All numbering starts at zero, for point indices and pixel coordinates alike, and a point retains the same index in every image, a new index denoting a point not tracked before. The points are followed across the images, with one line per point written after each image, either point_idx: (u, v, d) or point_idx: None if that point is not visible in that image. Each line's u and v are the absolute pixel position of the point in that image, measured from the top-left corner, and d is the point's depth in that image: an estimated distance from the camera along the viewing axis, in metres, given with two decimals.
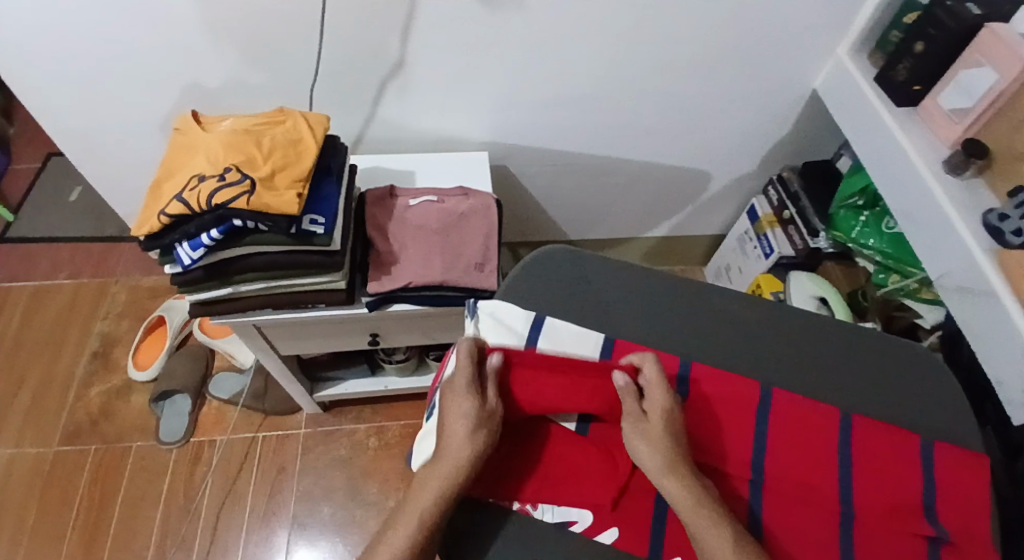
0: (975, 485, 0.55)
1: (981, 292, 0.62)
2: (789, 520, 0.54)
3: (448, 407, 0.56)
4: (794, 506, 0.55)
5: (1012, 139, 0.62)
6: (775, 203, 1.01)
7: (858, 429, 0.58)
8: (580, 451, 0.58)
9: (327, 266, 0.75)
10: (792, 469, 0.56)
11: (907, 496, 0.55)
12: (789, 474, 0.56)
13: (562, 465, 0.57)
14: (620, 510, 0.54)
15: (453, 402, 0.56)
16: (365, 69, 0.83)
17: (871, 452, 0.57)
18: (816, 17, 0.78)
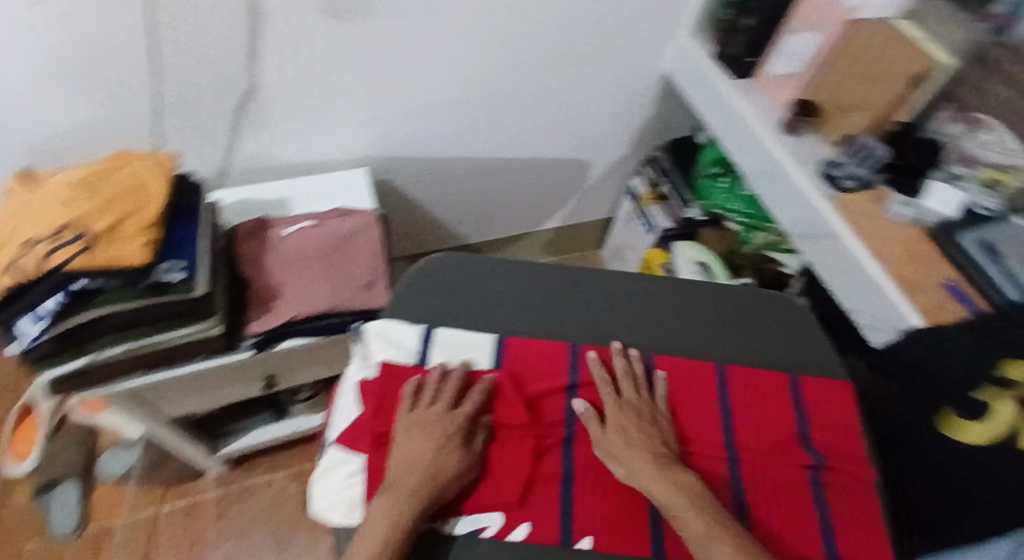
0: (841, 407, 0.60)
1: (823, 235, 0.75)
2: (685, 473, 0.54)
3: (415, 427, 0.53)
4: (687, 459, 0.55)
5: (836, 94, 0.78)
6: (651, 181, 1.17)
7: (734, 378, 0.60)
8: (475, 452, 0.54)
9: (194, 313, 0.68)
10: (683, 428, 0.57)
11: (785, 429, 0.58)
12: (680, 433, 0.57)
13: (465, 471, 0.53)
14: (530, 501, 0.52)
15: (427, 420, 0.54)
16: (214, 102, 0.79)
17: (749, 396, 0.59)
18: (648, 5, 0.90)
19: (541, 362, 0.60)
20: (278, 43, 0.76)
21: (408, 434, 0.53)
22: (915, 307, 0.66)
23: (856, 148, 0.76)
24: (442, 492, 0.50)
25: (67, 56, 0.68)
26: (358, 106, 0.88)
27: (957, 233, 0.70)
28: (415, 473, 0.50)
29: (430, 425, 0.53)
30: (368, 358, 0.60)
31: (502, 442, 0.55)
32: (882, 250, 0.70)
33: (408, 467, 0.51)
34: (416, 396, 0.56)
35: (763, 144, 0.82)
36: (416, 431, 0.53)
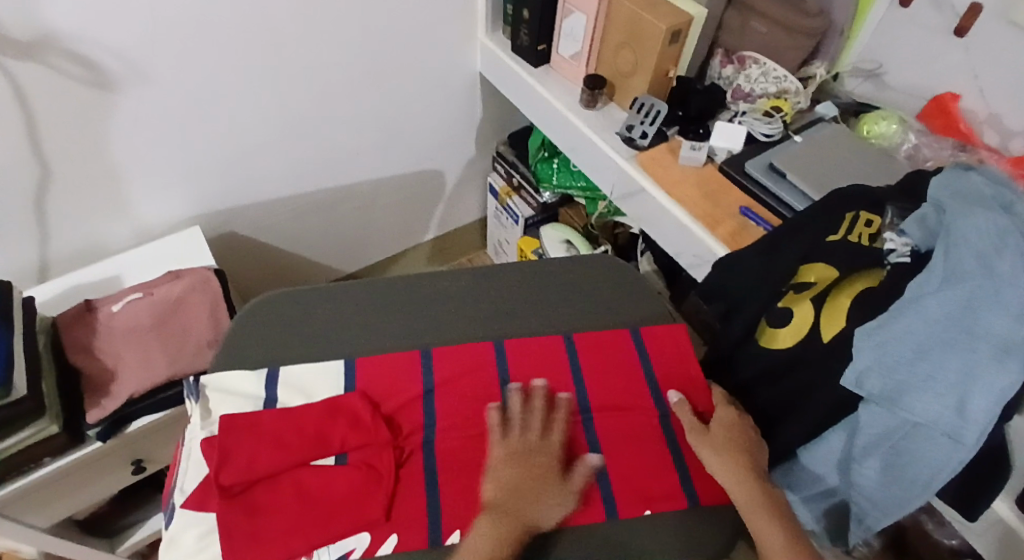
0: (676, 345, 0.66)
1: (634, 192, 0.80)
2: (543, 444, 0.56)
3: (518, 455, 0.54)
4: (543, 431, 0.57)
5: (616, 62, 0.85)
6: (505, 175, 1.20)
7: (580, 345, 0.64)
8: (329, 479, 0.53)
9: (21, 416, 0.64)
10: (536, 402, 0.59)
11: (633, 383, 0.62)
12: (534, 408, 0.59)
13: (321, 503, 0.51)
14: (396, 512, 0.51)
15: (529, 450, 0.54)
16: (8, 195, 0.76)
17: (596, 360, 0.63)
18: (437, 13, 0.93)
19: (386, 377, 0.61)
20: (58, 123, 0.74)
21: (507, 464, 0.53)
22: (717, 240, 0.71)
23: (644, 108, 0.81)
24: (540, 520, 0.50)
25: None
26: (173, 165, 0.87)
27: (743, 163, 0.77)
28: (524, 500, 0.50)
29: (534, 453, 0.54)
30: (210, 412, 0.58)
31: (357, 464, 0.54)
32: (681, 196, 0.76)
33: (516, 492, 0.51)
34: (316, 424, 0.56)
35: (567, 120, 0.87)
36: (521, 458, 0.54)
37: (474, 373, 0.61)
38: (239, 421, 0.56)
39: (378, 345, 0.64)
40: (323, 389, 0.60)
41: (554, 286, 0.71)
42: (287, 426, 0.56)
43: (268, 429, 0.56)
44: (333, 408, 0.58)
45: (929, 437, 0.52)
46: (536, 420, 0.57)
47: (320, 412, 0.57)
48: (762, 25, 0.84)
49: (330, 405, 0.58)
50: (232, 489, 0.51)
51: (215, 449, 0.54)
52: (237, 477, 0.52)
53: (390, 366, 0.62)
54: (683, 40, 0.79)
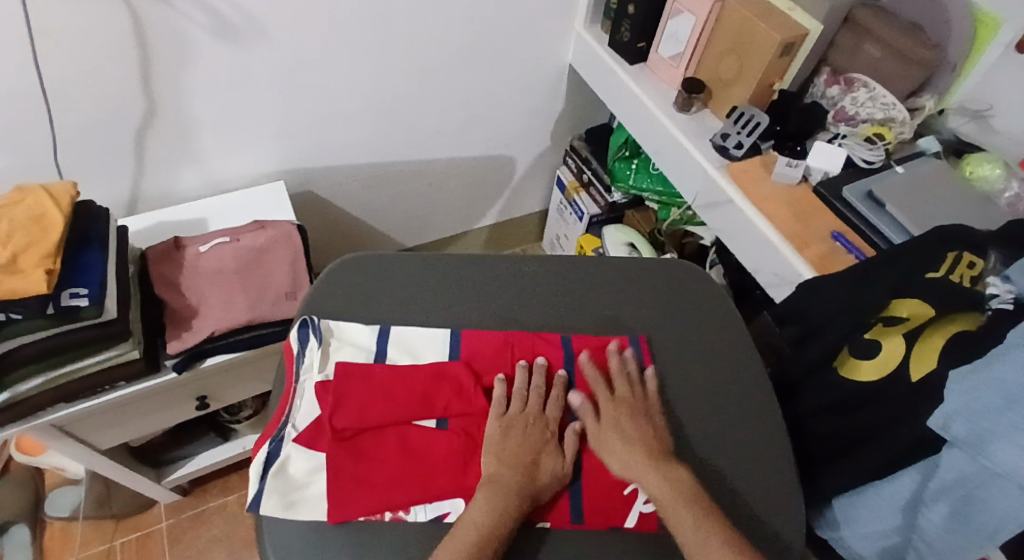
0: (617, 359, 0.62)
1: (721, 202, 0.79)
2: None
3: (516, 430, 0.56)
4: None
5: (718, 70, 0.83)
6: (575, 170, 1.20)
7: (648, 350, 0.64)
8: (429, 441, 0.56)
9: (109, 338, 0.67)
10: None
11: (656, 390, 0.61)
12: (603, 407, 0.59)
13: (419, 463, 0.54)
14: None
15: (530, 427, 0.56)
16: (115, 127, 0.79)
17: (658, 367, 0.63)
18: (540, 1, 0.93)
19: (491, 353, 0.62)
20: (172, 65, 0.76)
21: (502, 436, 0.55)
22: (804, 261, 0.69)
23: (742, 118, 0.80)
24: (541, 492, 0.52)
25: None
26: (265, 118, 0.90)
27: (840, 187, 0.75)
28: (518, 472, 0.52)
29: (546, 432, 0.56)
30: (327, 358, 0.61)
31: (457, 432, 0.57)
32: (771, 212, 0.74)
33: (508, 466, 0.52)
34: (423, 386, 0.58)
35: (659, 122, 0.86)
36: (517, 433, 0.56)
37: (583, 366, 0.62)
38: (353, 369, 0.59)
39: (450, 319, 0.65)
40: (430, 352, 0.62)
41: (630, 281, 0.70)
42: (393, 382, 0.58)
43: (376, 384, 0.58)
44: (438, 372, 0.59)
45: (1003, 488, 0.48)
46: (535, 395, 0.59)
47: (426, 376, 0.59)
48: (875, 47, 0.81)
49: (437, 370, 0.59)
50: (343, 432, 0.55)
51: (329, 393, 0.57)
52: (348, 421, 0.55)
53: (498, 342, 0.63)
54: (795, 54, 0.78)
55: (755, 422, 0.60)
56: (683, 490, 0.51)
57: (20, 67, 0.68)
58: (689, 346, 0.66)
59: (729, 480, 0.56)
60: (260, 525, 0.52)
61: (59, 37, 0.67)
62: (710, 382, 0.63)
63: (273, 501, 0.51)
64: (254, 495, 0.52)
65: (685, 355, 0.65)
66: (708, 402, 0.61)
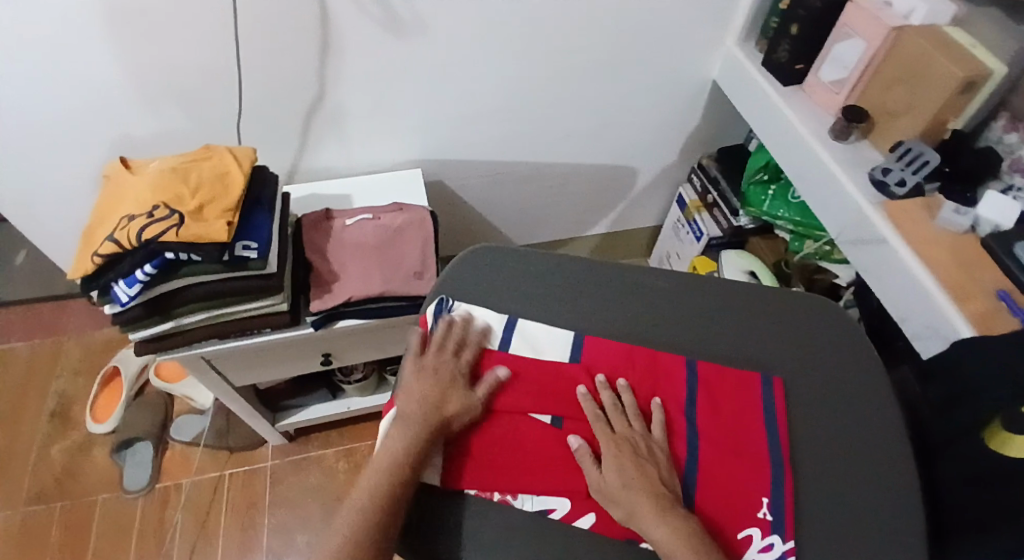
0: (744, 393, 0.60)
1: (873, 241, 0.75)
2: (731, 477, 0.55)
3: (427, 371, 0.60)
4: (728, 461, 0.56)
5: (883, 100, 0.79)
6: (699, 189, 1.18)
7: (778, 389, 0.61)
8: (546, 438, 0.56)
9: (263, 290, 0.75)
10: (723, 435, 0.57)
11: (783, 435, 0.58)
12: (720, 439, 0.57)
13: (532, 457, 0.55)
14: None
15: (439, 365, 0.60)
16: (289, 101, 0.88)
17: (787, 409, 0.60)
18: (694, 16, 0.93)
19: (614, 362, 0.62)
20: (343, 51, 0.83)
21: (417, 375, 0.60)
22: (964, 316, 0.64)
23: (908, 154, 0.75)
24: (450, 422, 0.56)
25: (171, 60, 0.78)
26: (412, 110, 0.96)
27: (1012, 242, 0.67)
28: (426, 406, 0.56)
29: (456, 375, 0.59)
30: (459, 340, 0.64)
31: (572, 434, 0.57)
32: (930, 259, 0.69)
33: (419, 401, 0.57)
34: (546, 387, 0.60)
35: (810, 149, 0.83)
36: (429, 372, 0.60)
37: (707, 393, 0.60)
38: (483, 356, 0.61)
39: (602, 321, 0.67)
40: (552, 351, 0.63)
41: (762, 312, 0.68)
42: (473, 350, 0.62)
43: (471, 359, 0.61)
44: (553, 371, 0.61)
45: None
46: (451, 342, 0.62)
47: (545, 375, 0.61)
48: None
49: (555, 370, 0.61)
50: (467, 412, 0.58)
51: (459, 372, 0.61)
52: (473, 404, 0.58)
53: (620, 354, 0.63)
54: (976, 93, 0.72)
55: (889, 482, 0.56)
56: (657, 499, 0.51)
57: (223, 41, 0.78)
58: (821, 389, 0.62)
59: (851, 538, 0.53)
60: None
61: (256, 17, 0.76)
62: (841, 430, 0.59)
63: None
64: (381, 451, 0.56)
65: (817, 398, 0.61)
66: (836, 450, 0.58)
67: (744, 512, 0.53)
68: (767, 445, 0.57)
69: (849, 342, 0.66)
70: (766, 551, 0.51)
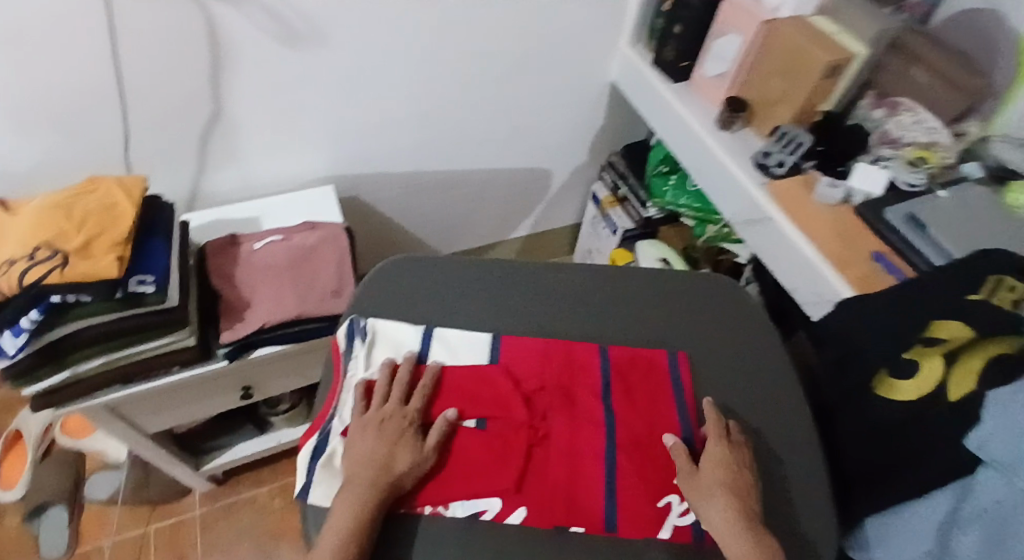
0: (651, 372, 0.63)
1: (761, 220, 0.81)
2: (648, 455, 0.57)
3: (372, 427, 0.55)
4: (644, 442, 0.58)
5: (761, 89, 0.85)
6: (611, 186, 1.22)
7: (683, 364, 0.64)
8: (472, 440, 0.56)
9: (168, 324, 0.71)
10: (636, 416, 0.59)
11: (688, 407, 0.61)
12: (635, 421, 0.59)
13: (461, 462, 0.55)
14: (526, 489, 0.54)
15: (385, 420, 0.56)
16: (182, 125, 0.84)
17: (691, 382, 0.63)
18: (587, 18, 0.96)
19: (530, 360, 0.63)
20: (236, 67, 0.81)
21: (363, 432, 0.55)
22: (845, 281, 0.70)
23: (785, 138, 0.82)
24: (400, 481, 0.52)
25: (42, 88, 0.72)
26: (316, 125, 0.94)
27: (883, 209, 0.75)
28: (372, 466, 0.52)
29: (405, 427, 0.55)
30: (371, 358, 0.62)
31: (495, 434, 0.57)
32: (813, 231, 0.75)
33: (364, 461, 0.52)
34: (459, 392, 0.60)
35: (700, 140, 0.88)
36: (375, 428, 0.55)
37: (621, 377, 0.62)
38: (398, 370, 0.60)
39: (509, 323, 0.67)
40: (470, 354, 0.63)
41: (666, 294, 0.72)
42: (399, 385, 0.59)
43: (384, 387, 0.59)
44: (468, 375, 0.61)
45: None
46: (396, 393, 0.58)
47: (466, 378, 0.61)
48: (922, 73, 0.82)
49: (473, 373, 0.61)
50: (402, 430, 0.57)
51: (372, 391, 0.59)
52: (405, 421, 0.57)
53: (536, 350, 0.64)
54: (839, 77, 0.79)
55: (795, 440, 0.60)
56: (745, 519, 0.51)
57: (101, 65, 0.73)
58: (730, 361, 0.66)
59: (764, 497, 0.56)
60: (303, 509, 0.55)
61: (135, 37, 0.72)
62: (751, 398, 0.63)
63: (320, 491, 0.54)
64: (303, 484, 0.54)
65: (726, 370, 0.65)
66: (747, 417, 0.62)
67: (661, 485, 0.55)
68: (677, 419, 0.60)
69: (747, 313, 0.70)
70: (685, 515, 0.53)
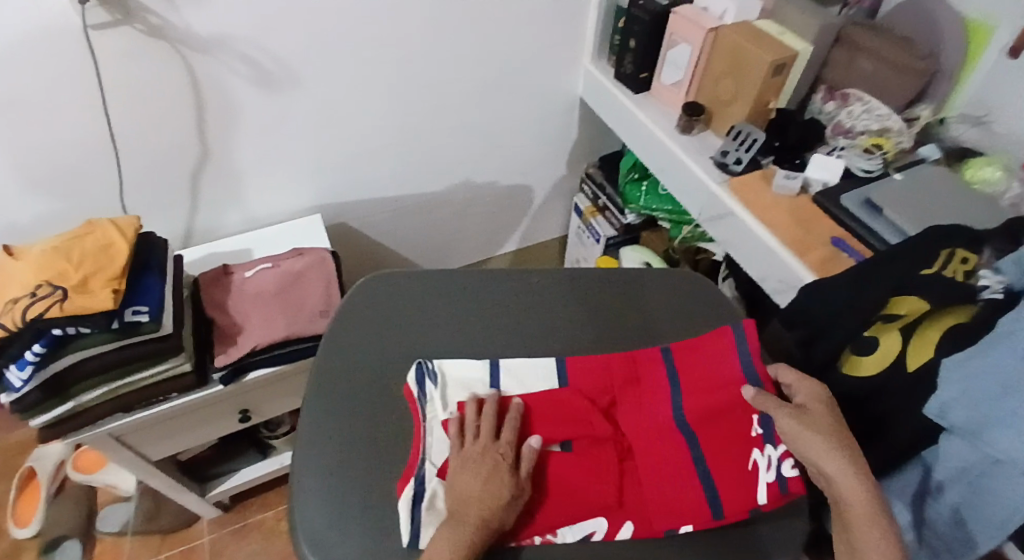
0: (718, 347, 0.60)
1: (723, 215, 0.83)
2: (703, 437, 0.57)
3: (472, 460, 0.54)
4: (705, 425, 0.58)
5: (716, 92, 0.89)
6: (591, 196, 1.26)
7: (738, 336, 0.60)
8: (568, 464, 0.56)
9: (163, 352, 0.75)
10: (696, 402, 0.59)
11: (732, 372, 0.58)
12: (693, 408, 0.59)
13: (557, 486, 0.55)
14: (625, 502, 0.55)
15: (484, 452, 0.54)
16: (173, 167, 0.90)
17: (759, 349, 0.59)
18: (549, 39, 1.01)
19: (597, 374, 0.63)
20: (219, 110, 0.86)
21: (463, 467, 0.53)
22: (806, 266, 0.72)
23: (741, 135, 0.85)
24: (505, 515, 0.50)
25: (41, 143, 0.78)
26: (300, 158, 0.99)
27: (838, 196, 0.78)
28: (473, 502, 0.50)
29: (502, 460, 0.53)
30: (444, 396, 0.61)
31: (585, 455, 0.57)
32: (772, 221, 0.77)
33: (472, 497, 0.50)
34: (531, 415, 0.59)
35: (663, 144, 0.92)
36: (472, 463, 0.53)
37: (631, 370, 0.63)
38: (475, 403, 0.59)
39: (476, 343, 0.70)
40: (538, 382, 0.63)
41: (632, 293, 0.75)
42: (487, 417, 0.57)
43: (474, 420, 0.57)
44: (540, 398, 0.61)
45: (1008, 476, 0.50)
46: (486, 424, 0.56)
47: (545, 403, 0.60)
48: (868, 62, 0.85)
49: (549, 397, 0.61)
50: None
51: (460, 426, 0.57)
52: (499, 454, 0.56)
53: (600, 366, 0.64)
54: (786, 73, 0.83)
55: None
56: (870, 495, 0.46)
57: (93, 118, 0.79)
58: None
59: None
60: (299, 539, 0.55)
61: (123, 90, 0.78)
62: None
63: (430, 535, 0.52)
64: (410, 533, 0.52)
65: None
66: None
67: (718, 472, 0.54)
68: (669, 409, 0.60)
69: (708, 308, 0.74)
70: (770, 469, 0.53)
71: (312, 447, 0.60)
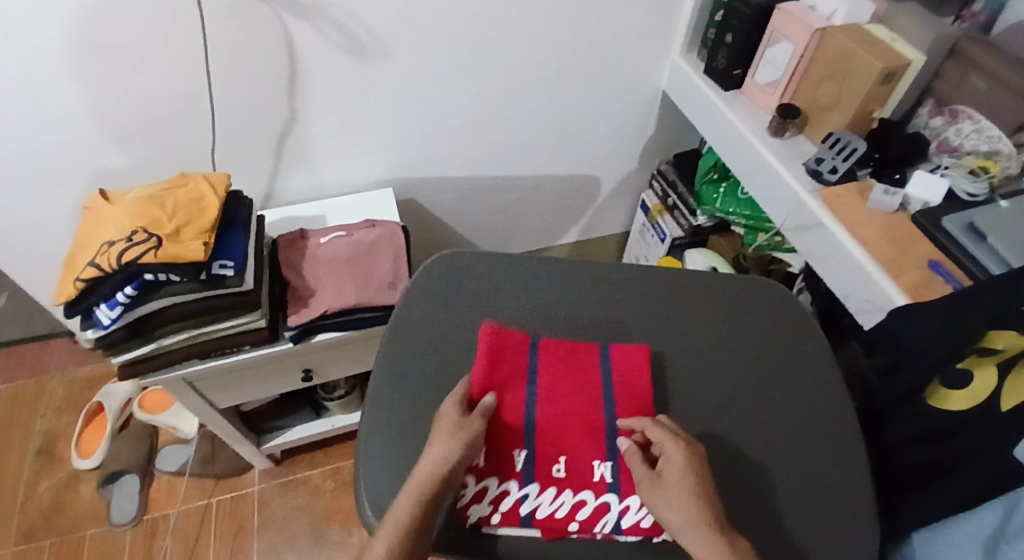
0: (633, 363, 0.63)
1: (812, 226, 0.81)
2: (575, 444, 0.58)
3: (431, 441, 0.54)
4: (575, 436, 0.58)
5: (815, 97, 0.87)
6: (660, 194, 1.24)
7: (616, 355, 0.64)
8: (573, 454, 0.57)
9: (241, 307, 0.78)
10: (566, 408, 0.60)
11: (590, 384, 0.62)
12: (559, 415, 0.59)
13: (575, 478, 0.56)
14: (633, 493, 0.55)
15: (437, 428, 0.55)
16: (262, 129, 0.92)
17: (627, 371, 0.62)
18: (639, 30, 1.00)
19: (641, 374, 0.62)
20: (309, 76, 0.88)
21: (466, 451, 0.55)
22: (898, 287, 0.70)
23: (839, 144, 0.82)
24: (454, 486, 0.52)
25: (142, 94, 0.82)
26: (380, 131, 1.00)
27: (939, 217, 0.74)
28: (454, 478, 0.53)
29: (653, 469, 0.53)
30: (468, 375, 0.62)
31: (581, 450, 0.57)
32: (865, 237, 0.75)
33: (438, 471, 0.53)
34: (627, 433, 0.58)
35: (752, 148, 0.90)
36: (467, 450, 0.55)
37: (562, 366, 0.63)
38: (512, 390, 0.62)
39: (553, 328, 0.70)
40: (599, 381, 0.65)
41: (713, 293, 0.74)
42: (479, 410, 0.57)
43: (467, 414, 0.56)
44: (549, 394, 0.61)
45: None
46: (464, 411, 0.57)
47: (565, 403, 0.60)
48: (982, 78, 0.79)
49: (561, 391, 0.61)
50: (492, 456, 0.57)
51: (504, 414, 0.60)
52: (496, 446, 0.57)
53: (638, 369, 0.63)
54: (896, 83, 0.79)
55: (817, 441, 0.62)
56: (712, 521, 0.48)
57: (193, 74, 0.82)
58: (712, 358, 0.68)
59: (778, 495, 0.58)
60: (358, 482, 0.57)
61: (224, 50, 0.80)
62: (730, 398, 0.65)
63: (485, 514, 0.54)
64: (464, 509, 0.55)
65: (700, 367, 0.67)
66: (758, 412, 0.63)
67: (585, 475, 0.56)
68: (604, 409, 0.60)
69: (795, 316, 0.72)
70: (626, 513, 0.54)
71: (381, 399, 0.62)
